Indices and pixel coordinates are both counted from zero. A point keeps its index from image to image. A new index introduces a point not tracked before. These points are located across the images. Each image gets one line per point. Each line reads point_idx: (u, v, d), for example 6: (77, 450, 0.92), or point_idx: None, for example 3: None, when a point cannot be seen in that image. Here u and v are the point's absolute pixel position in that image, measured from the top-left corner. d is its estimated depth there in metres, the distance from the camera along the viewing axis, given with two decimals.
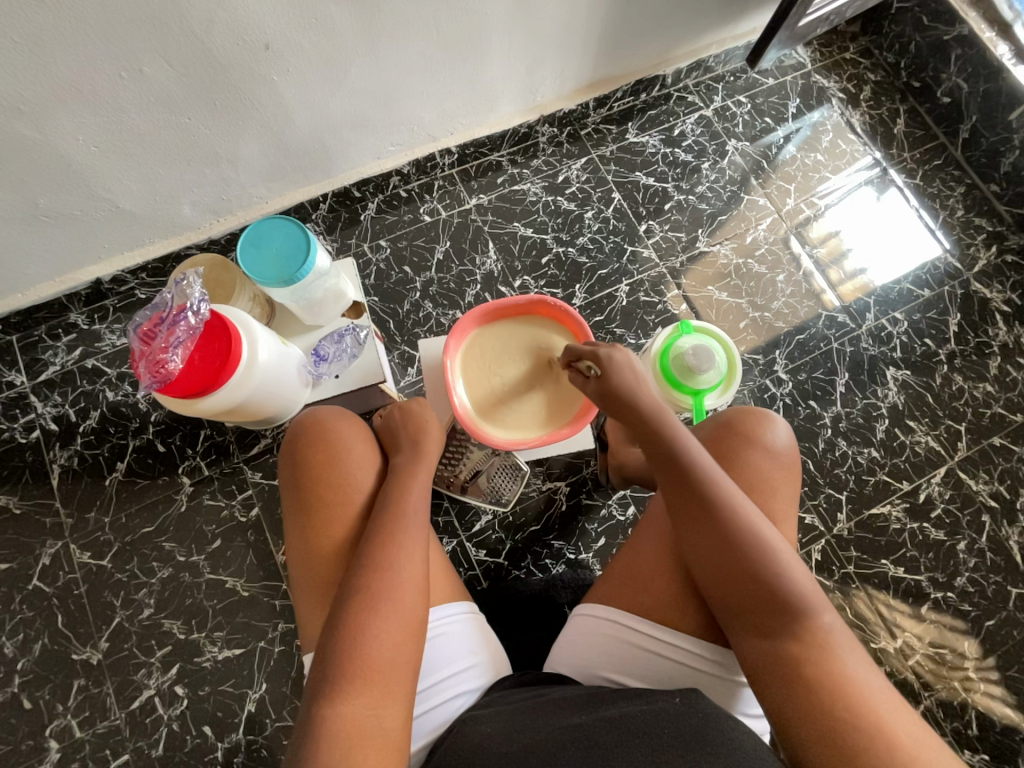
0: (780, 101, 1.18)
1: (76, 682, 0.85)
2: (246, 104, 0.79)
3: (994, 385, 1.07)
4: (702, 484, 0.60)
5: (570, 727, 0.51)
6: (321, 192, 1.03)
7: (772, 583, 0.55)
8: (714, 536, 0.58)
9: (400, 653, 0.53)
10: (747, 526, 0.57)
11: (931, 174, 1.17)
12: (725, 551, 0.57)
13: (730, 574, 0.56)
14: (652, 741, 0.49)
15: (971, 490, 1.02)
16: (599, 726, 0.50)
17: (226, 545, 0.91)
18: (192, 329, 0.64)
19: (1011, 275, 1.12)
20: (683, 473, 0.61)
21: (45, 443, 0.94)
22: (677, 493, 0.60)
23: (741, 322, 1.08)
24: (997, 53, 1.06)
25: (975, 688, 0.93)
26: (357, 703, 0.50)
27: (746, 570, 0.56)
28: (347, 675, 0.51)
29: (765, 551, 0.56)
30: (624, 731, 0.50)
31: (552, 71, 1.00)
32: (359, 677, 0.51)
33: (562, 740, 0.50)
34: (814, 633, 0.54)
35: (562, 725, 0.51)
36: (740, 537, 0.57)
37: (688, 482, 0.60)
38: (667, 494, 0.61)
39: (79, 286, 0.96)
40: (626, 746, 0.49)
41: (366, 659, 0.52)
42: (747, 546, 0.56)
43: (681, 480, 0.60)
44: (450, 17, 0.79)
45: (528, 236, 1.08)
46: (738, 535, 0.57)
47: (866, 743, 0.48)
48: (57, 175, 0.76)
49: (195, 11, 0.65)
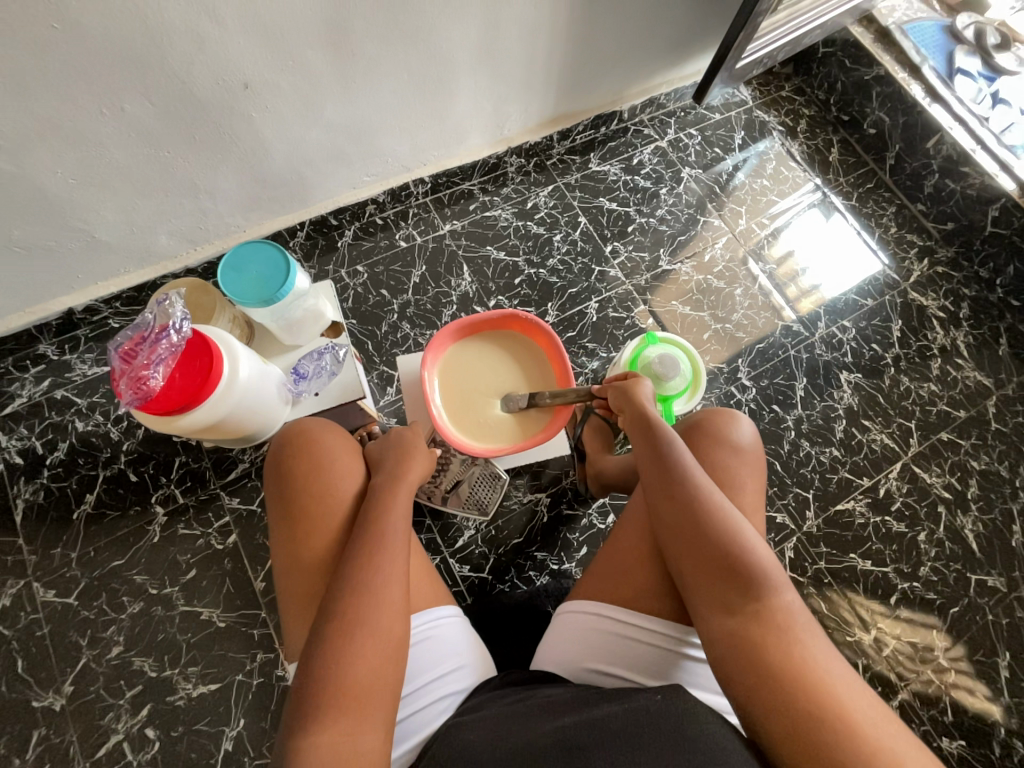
0: (726, 133, 1.29)
1: (37, 732, 0.80)
2: (225, 139, 0.82)
3: (937, 385, 1.15)
4: (683, 470, 0.64)
5: (551, 731, 0.51)
6: (298, 221, 1.07)
7: (741, 567, 0.57)
8: (682, 518, 0.61)
9: (374, 678, 0.53)
10: (721, 511, 0.60)
11: (865, 196, 1.29)
12: (697, 534, 0.59)
13: (702, 556, 0.58)
14: (631, 743, 0.49)
15: (926, 483, 1.08)
16: (580, 728, 0.51)
17: (202, 575, 0.89)
18: (175, 347, 0.64)
19: (943, 285, 1.23)
20: (667, 458, 0.65)
21: (9, 477, 0.91)
22: (653, 475, 0.65)
23: (704, 334, 1.15)
24: (912, 92, 1.20)
25: (947, 676, 0.97)
26: (333, 729, 0.49)
27: (712, 553, 0.58)
28: (324, 701, 0.50)
29: (736, 536, 0.59)
30: (605, 731, 0.50)
31: (516, 107, 1.08)
32: (336, 702, 0.50)
33: (544, 744, 0.50)
34: (776, 619, 0.54)
35: (543, 730, 0.52)
36: (707, 521, 0.60)
37: (670, 467, 0.65)
38: (653, 473, 0.65)
39: (50, 316, 0.96)
40: (608, 746, 0.49)
41: (338, 687, 0.51)
42: (717, 529, 0.59)
43: (662, 463, 0.65)
44: (420, 58, 0.86)
45: (501, 259, 1.13)
46: (710, 518, 0.60)
47: (827, 734, 0.47)
48: (34, 208, 0.78)
49: (177, 53, 0.69)
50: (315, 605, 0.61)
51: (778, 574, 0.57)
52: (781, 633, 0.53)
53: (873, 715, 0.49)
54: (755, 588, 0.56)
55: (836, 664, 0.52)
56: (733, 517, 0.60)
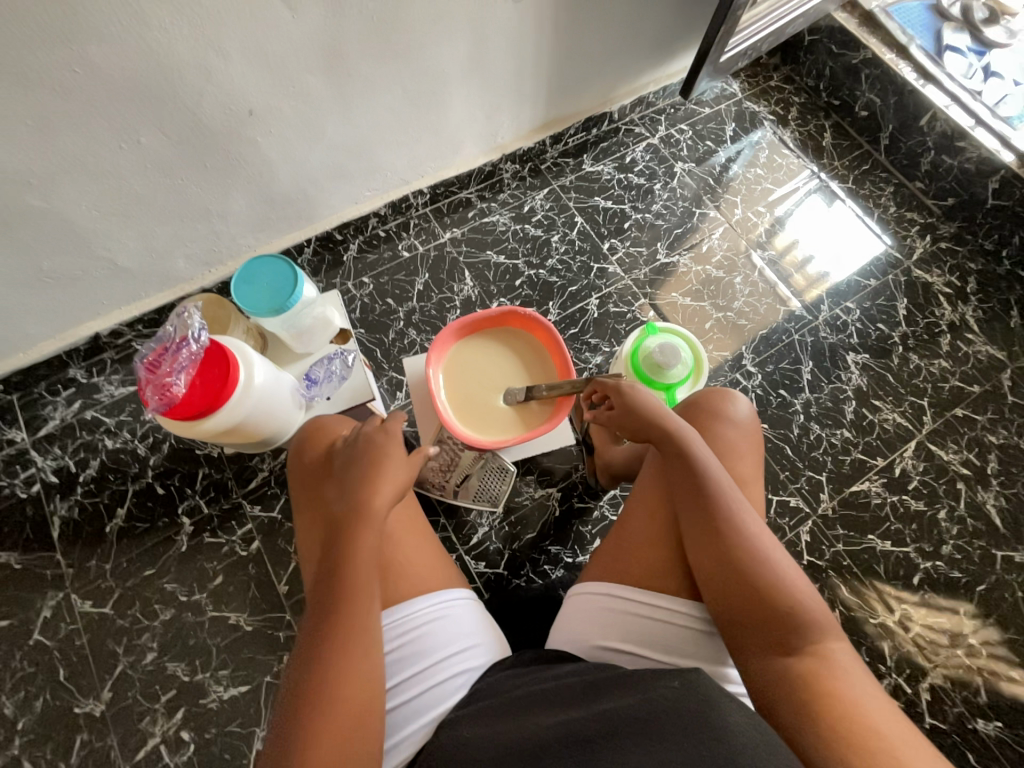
0: (717, 126, 1.31)
1: (79, 737, 0.84)
2: (234, 164, 0.88)
3: (948, 360, 1.14)
4: (709, 483, 0.63)
5: (558, 724, 0.50)
6: (305, 238, 1.11)
7: (767, 581, 0.58)
8: (708, 533, 0.61)
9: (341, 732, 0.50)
10: (743, 524, 0.61)
11: (862, 178, 1.30)
12: (724, 550, 0.59)
13: (730, 573, 0.58)
14: (647, 730, 0.48)
15: (943, 460, 1.07)
16: (589, 721, 0.50)
17: (229, 581, 0.92)
18: (195, 355, 0.68)
19: (947, 261, 1.22)
20: (694, 471, 0.64)
21: (45, 495, 0.96)
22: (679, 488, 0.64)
23: (706, 324, 1.16)
24: (901, 72, 1.20)
25: (978, 655, 0.95)
26: None
27: (742, 570, 0.58)
28: None
29: (760, 553, 0.59)
30: (614, 721, 0.49)
31: (508, 115, 1.12)
32: None
33: (549, 738, 0.49)
34: (804, 633, 0.56)
35: (550, 724, 0.50)
36: (733, 538, 0.60)
37: (693, 478, 0.63)
38: (680, 486, 0.64)
39: (78, 341, 1.01)
40: (617, 737, 0.48)
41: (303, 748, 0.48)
42: (743, 543, 0.59)
43: (689, 476, 0.64)
44: (413, 75, 0.90)
45: (501, 262, 1.16)
46: (736, 535, 0.60)
47: (858, 739, 0.49)
48: (61, 239, 0.83)
49: (187, 87, 0.74)
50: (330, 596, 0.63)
51: (800, 584, 0.58)
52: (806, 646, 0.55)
53: (876, 698, 0.52)
54: (783, 603, 0.57)
55: (858, 673, 0.54)
56: (754, 529, 0.61)
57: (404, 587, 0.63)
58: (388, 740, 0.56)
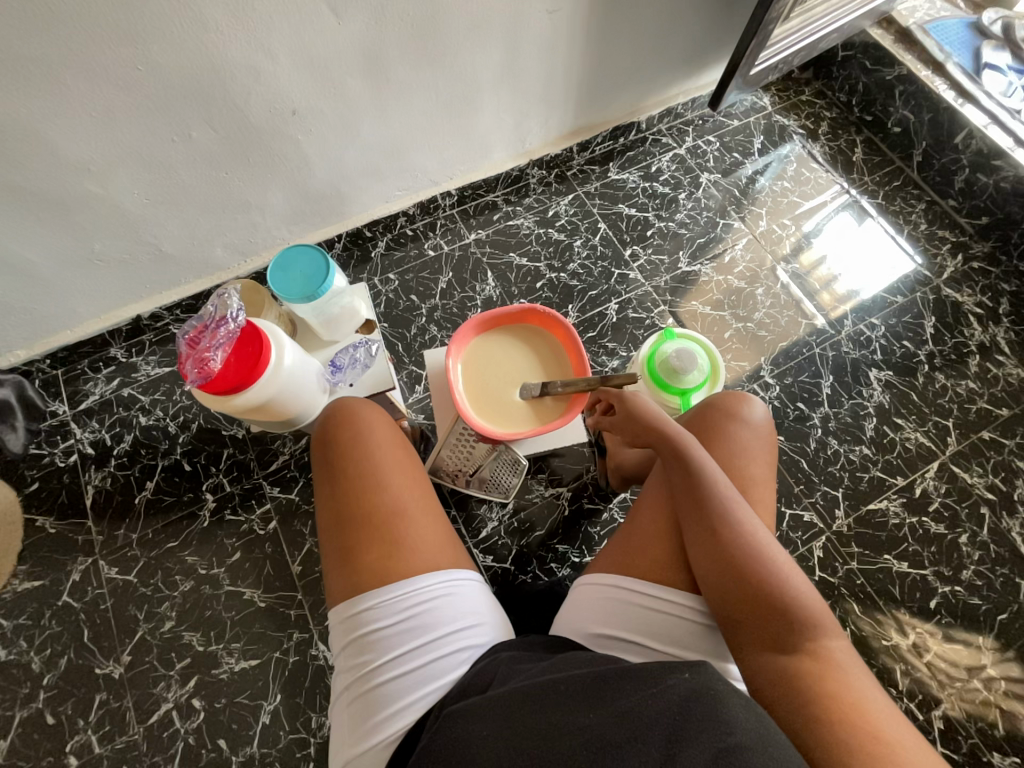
0: (746, 138, 1.32)
1: (98, 696, 0.88)
2: (274, 159, 0.92)
3: (976, 382, 1.11)
4: (715, 487, 0.63)
5: (578, 729, 0.48)
6: (336, 233, 1.16)
7: (774, 586, 0.57)
8: (716, 535, 0.60)
9: None
10: (750, 528, 0.61)
11: (892, 194, 1.28)
12: (731, 554, 0.59)
13: (736, 577, 0.58)
14: (669, 735, 0.47)
15: (966, 483, 1.04)
16: (611, 725, 0.48)
17: (245, 557, 0.96)
18: (231, 333, 0.72)
19: (979, 281, 1.19)
20: (701, 475, 0.64)
21: (82, 465, 1.02)
22: (687, 490, 0.64)
23: (726, 333, 1.16)
24: (937, 89, 1.19)
25: (996, 687, 0.92)
26: None
27: (748, 575, 0.58)
28: None
29: (767, 558, 0.59)
30: (635, 726, 0.48)
31: (537, 122, 1.14)
32: None
33: (573, 745, 0.47)
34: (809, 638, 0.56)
35: (569, 727, 0.48)
36: (741, 543, 0.60)
37: (702, 481, 0.63)
38: (687, 488, 0.64)
39: (121, 322, 1.07)
40: (638, 744, 0.46)
41: None
42: (750, 548, 0.59)
43: (697, 478, 0.64)
44: (447, 81, 0.94)
45: (524, 264, 1.19)
46: (744, 540, 0.60)
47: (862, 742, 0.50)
48: (112, 224, 0.89)
49: (237, 87, 0.79)
50: (344, 559, 0.65)
51: (808, 590, 0.58)
52: (811, 649, 0.56)
53: (879, 702, 0.53)
54: (789, 608, 0.57)
55: (861, 678, 0.55)
56: (762, 534, 0.61)
57: (413, 563, 0.64)
58: (392, 706, 0.58)
